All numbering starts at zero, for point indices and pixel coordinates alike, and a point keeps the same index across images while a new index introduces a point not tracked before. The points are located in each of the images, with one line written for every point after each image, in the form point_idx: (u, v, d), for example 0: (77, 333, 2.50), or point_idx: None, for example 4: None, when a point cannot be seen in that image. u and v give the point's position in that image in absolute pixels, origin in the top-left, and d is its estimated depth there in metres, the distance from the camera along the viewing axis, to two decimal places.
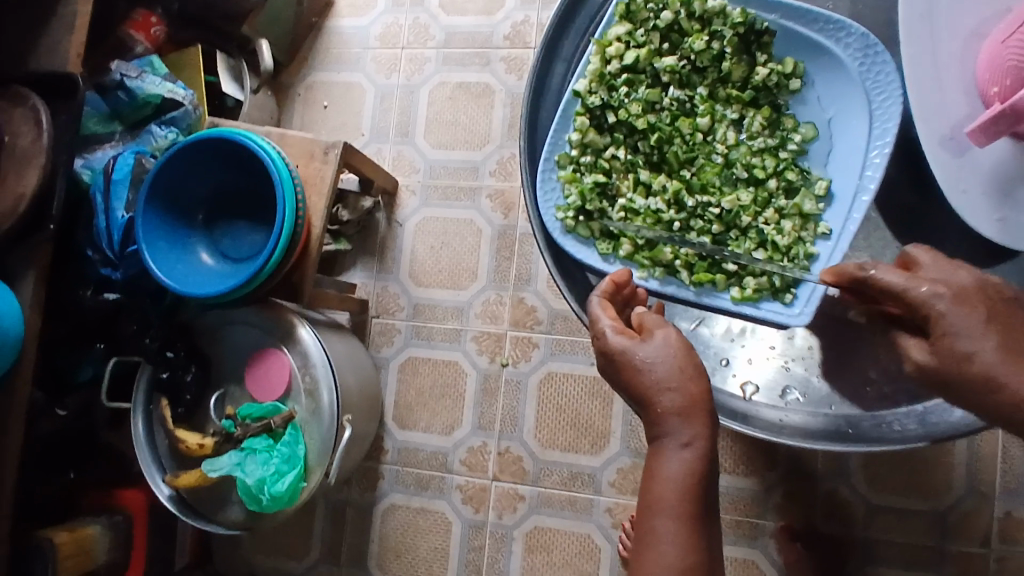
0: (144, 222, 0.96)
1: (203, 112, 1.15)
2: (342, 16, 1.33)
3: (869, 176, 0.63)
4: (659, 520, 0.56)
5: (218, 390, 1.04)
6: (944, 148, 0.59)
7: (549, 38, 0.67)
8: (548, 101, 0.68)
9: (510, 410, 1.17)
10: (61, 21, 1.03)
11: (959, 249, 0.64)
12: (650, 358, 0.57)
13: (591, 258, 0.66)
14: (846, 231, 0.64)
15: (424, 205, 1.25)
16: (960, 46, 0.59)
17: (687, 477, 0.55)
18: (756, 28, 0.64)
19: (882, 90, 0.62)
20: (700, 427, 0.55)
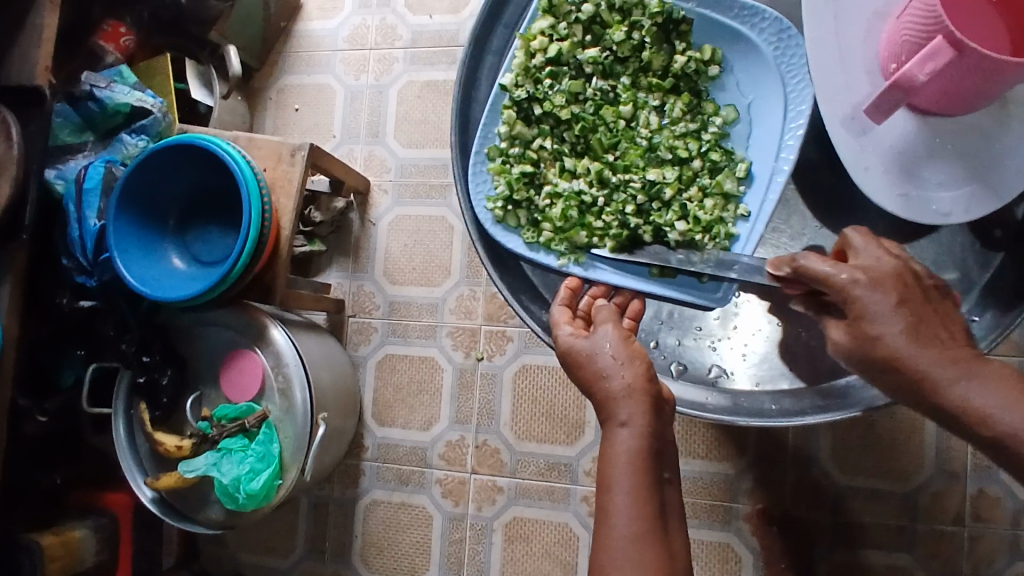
0: (115, 228, 0.98)
1: (174, 119, 1.15)
2: (311, 19, 1.34)
3: (785, 157, 0.65)
4: (614, 496, 0.56)
5: (194, 391, 1.06)
6: (847, 127, 0.61)
7: (476, 34, 0.69)
8: (479, 95, 0.70)
9: (486, 404, 1.19)
10: (29, 33, 1.04)
11: (891, 229, 0.66)
12: (597, 346, 0.61)
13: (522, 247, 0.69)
14: (764, 213, 0.65)
15: (396, 203, 1.26)
16: (864, 27, 0.60)
17: (637, 452, 0.56)
18: (674, 18, 0.66)
19: (796, 73, 0.64)
20: (638, 404, 0.57)
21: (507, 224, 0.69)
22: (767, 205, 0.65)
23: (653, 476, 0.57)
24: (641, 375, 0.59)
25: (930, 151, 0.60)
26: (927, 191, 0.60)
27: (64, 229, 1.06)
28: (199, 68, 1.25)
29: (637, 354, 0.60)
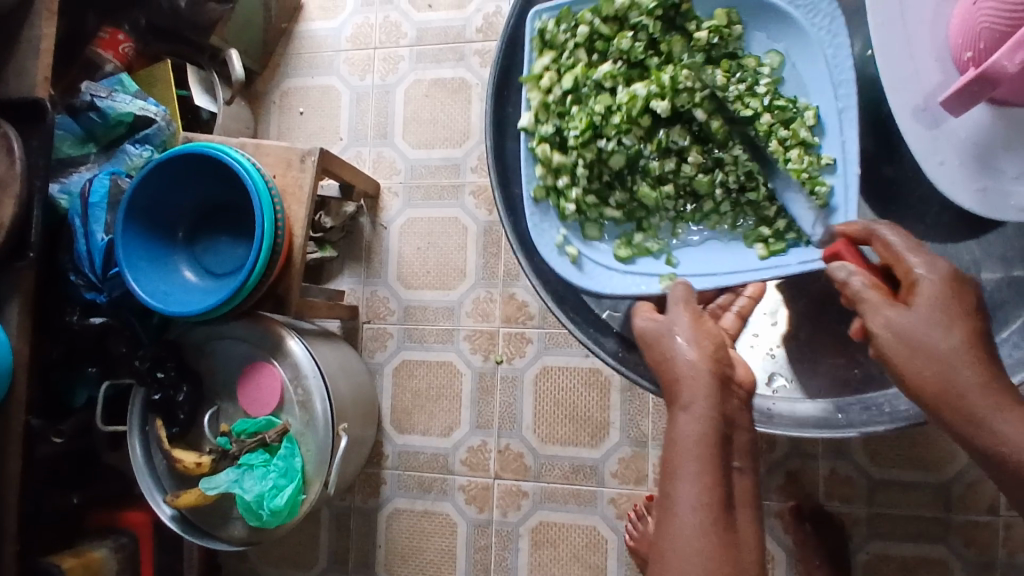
0: (123, 242, 0.95)
1: (177, 127, 1.13)
2: (313, 19, 1.31)
3: (849, 117, 0.61)
4: (677, 478, 0.54)
5: (212, 406, 1.04)
6: (917, 120, 0.58)
7: (489, 93, 0.70)
8: (509, 136, 0.70)
9: (507, 407, 1.17)
10: (27, 44, 1.01)
11: (938, 224, 0.64)
12: (666, 328, 0.59)
13: (611, 276, 0.67)
14: (850, 158, 0.61)
15: (408, 205, 1.23)
16: (931, 13, 0.57)
17: (703, 434, 0.54)
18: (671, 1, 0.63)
19: (821, 14, 0.61)
20: (703, 388, 0.55)
21: (585, 259, 0.67)
22: (852, 163, 0.61)
23: (719, 460, 0.54)
24: (707, 357, 0.57)
25: (1010, 139, 0.57)
26: (1004, 184, 0.57)
27: (70, 245, 1.03)
28: (201, 73, 1.22)
29: (704, 334, 0.58)
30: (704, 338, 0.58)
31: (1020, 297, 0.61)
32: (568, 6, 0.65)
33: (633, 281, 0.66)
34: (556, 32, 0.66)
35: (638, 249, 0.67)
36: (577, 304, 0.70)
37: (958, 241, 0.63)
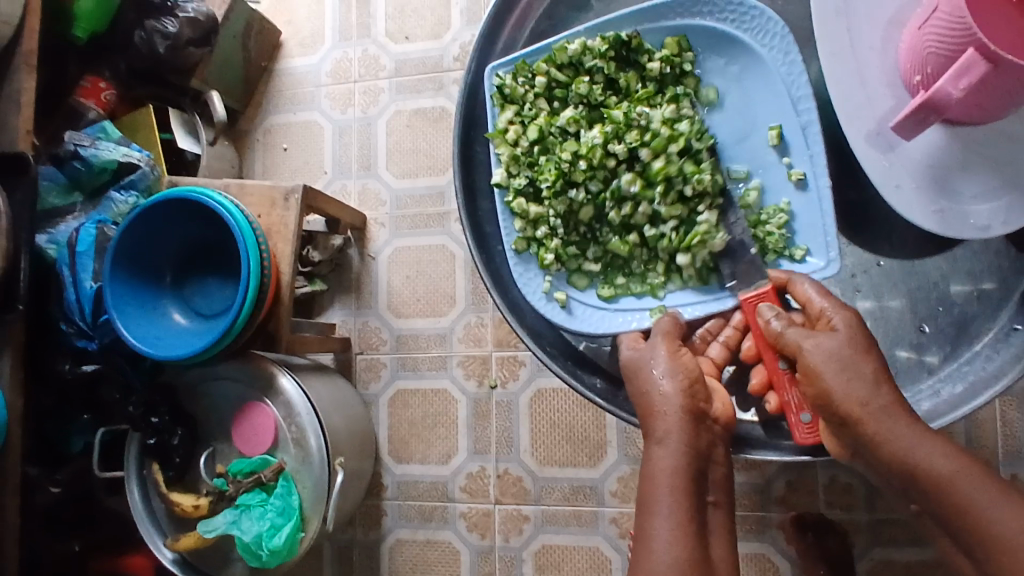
0: (112, 288, 0.96)
1: (161, 172, 1.13)
2: (292, 56, 1.33)
3: (813, 134, 0.61)
4: (654, 514, 0.54)
5: (207, 448, 1.04)
6: (872, 144, 0.59)
7: (460, 150, 0.70)
8: (483, 192, 0.71)
9: (504, 432, 1.16)
10: (8, 99, 1.02)
11: (913, 236, 0.64)
12: (645, 357, 0.60)
13: (601, 316, 0.68)
14: (819, 169, 0.61)
15: (395, 235, 1.24)
16: (881, 37, 0.58)
17: (678, 469, 0.55)
18: (623, 40, 0.64)
19: (769, 33, 0.61)
20: (677, 421, 0.56)
21: (575, 302, 0.68)
22: (822, 178, 0.61)
23: (693, 494, 0.55)
24: (685, 389, 0.57)
25: (964, 159, 0.58)
26: (962, 204, 0.58)
27: (60, 294, 1.04)
28: (183, 116, 1.23)
29: (682, 365, 0.58)
30: (682, 367, 0.58)
31: (992, 309, 0.62)
32: (524, 58, 0.65)
33: (623, 319, 0.67)
34: (515, 84, 0.66)
35: (625, 286, 0.68)
36: (562, 343, 0.70)
37: (927, 255, 0.64)
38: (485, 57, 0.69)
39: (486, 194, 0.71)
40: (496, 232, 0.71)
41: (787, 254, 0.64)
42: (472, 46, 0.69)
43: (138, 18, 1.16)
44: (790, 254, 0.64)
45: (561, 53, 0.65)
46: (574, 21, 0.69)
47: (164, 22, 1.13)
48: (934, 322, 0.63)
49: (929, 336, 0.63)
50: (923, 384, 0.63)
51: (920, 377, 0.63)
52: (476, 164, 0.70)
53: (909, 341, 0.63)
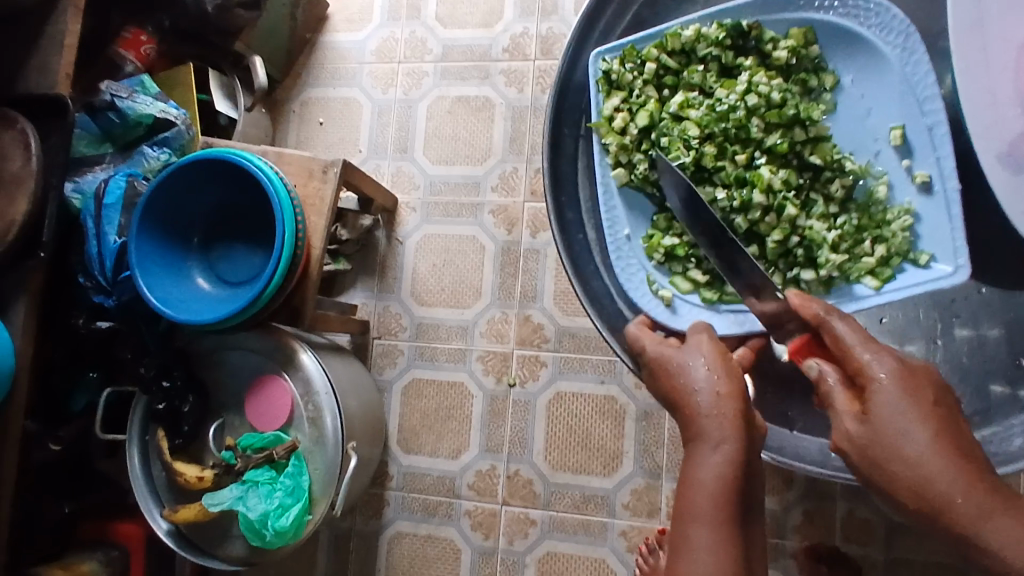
0: (138, 247, 0.93)
1: (196, 132, 1.10)
2: (338, 31, 1.30)
3: (941, 134, 0.59)
4: (690, 525, 0.52)
5: (217, 419, 1.01)
6: (1002, 165, 0.57)
7: (550, 137, 0.69)
8: (567, 181, 0.69)
9: (518, 432, 1.14)
10: (51, 40, 0.99)
11: (1005, 266, 0.62)
12: (681, 361, 0.57)
13: (704, 312, 0.66)
14: (946, 172, 0.59)
15: (425, 221, 1.22)
16: (1017, 57, 0.56)
17: (720, 488, 0.52)
18: (741, 27, 0.63)
19: (890, 28, 0.60)
20: (731, 428, 0.53)
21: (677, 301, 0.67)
22: (950, 180, 0.59)
23: (736, 511, 0.52)
24: (729, 402, 0.54)
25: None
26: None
27: (81, 246, 1.00)
28: (223, 79, 1.21)
29: (722, 377, 0.55)
30: (722, 379, 0.55)
31: None
32: (633, 45, 0.65)
33: (731, 320, 0.65)
34: (623, 71, 0.66)
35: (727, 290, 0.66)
36: None
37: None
38: (582, 47, 0.68)
39: (573, 182, 0.70)
40: (578, 220, 0.70)
41: (910, 258, 0.61)
42: (570, 33, 0.68)
43: None
44: (912, 258, 0.61)
45: (672, 39, 0.64)
46: (674, 13, 0.68)
47: None
48: None
49: None
50: (1013, 419, 0.60)
51: (1011, 412, 0.60)
52: (564, 148, 0.69)
53: (997, 376, 0.61)
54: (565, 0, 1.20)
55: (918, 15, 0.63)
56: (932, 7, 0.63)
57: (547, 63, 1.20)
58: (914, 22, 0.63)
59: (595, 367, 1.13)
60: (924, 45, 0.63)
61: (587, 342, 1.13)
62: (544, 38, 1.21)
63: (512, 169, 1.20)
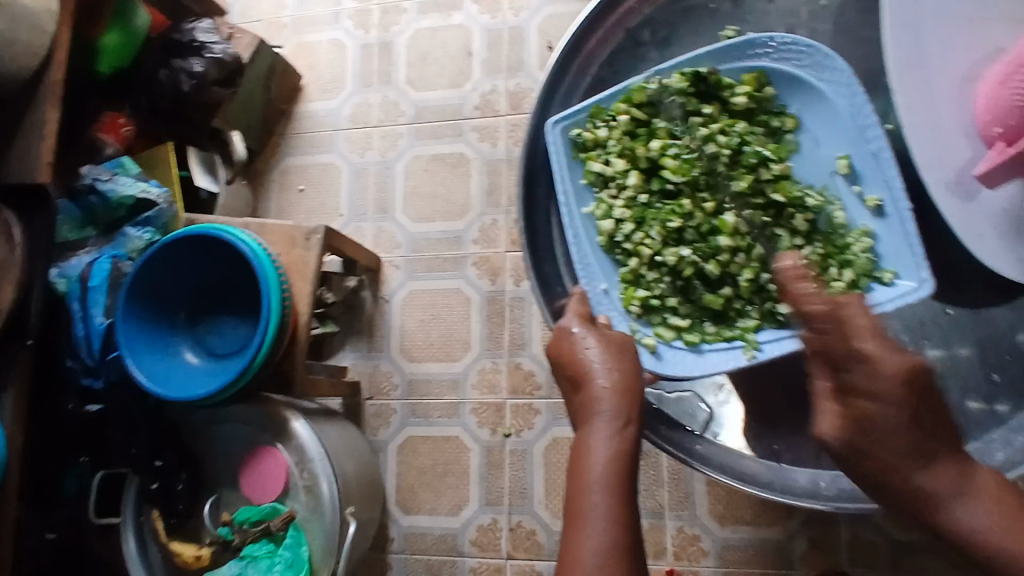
0: (124, 327, 0.94)
1: (178, 210, 1.11)
2: (313, 100, 1.34)
3: (886, 159, 0.62)
4: (586, 493, 0.56)
5: (212, 495, 0.99)
6: (955, 193, 0.60)
7: (524, 200, 0.71)
8: (546, 238, 0.71)
9: (517, 482, 1.13)
10: (29, 130, 0.99)
11: (971, 285, 0.64)
12: (580, 342, 0.62)
13: (687, 356, 0.66)
14: (896, 196, 0.62)
15: (409, 278, 1.23)
16: (956, 91, 0.61)
17: (613, 460, 0.57)
18: (700, 75, 0.66)
19: (829, 67, 0.63)
20: (630, 408, 0.59)
21: (662, 347, 0.67)
22: (901, 200, 0.62)
23: (628, 481, 0.57)
24: (623, 386, 0.59)
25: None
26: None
27: (68, 329, 1.00)
28: (202, 154, 1.24)
29: (615, 361, 0.61)
30: (618, 365, 0.60)
31: None
32: (599, 103, 0.68)
33: (719, 358, 0.65)
34: (593, 129, 0.69)
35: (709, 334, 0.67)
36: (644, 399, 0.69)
37: (993, 306, 0.64)
38: (546, 111, 0.71)
39: (549, 237, 0.71)
40: (556, 274, 0.71)
41: (875, 277, 0.63)
42: (534, 102, 0.71)
43: (162, 56, 1.15)
44: (878, 276, 0.63)
45: (637, 94, 0.67)
46: (633, 70, 0.71)
47: (191, 62, 1.14)
48: (1001, 371, 0.63)
49: (999, 385, 0.62)
50: (993, 434, 0.62)
51: (990, 428, 0.62)
52: (537, 208, 0.71)
53: (973, 394, 0.63)
54: (529, 57, 1.25)
55: (859, 57, 0.67)
56: (873, 48, 0.67)
57: (517, 117, 1.24)
58: (856, 65, 0.67)
59: None
60: (867, 83, 0.67)
61: None
62: (512, 93, 1.25)
63: (492, 220, 1.22)
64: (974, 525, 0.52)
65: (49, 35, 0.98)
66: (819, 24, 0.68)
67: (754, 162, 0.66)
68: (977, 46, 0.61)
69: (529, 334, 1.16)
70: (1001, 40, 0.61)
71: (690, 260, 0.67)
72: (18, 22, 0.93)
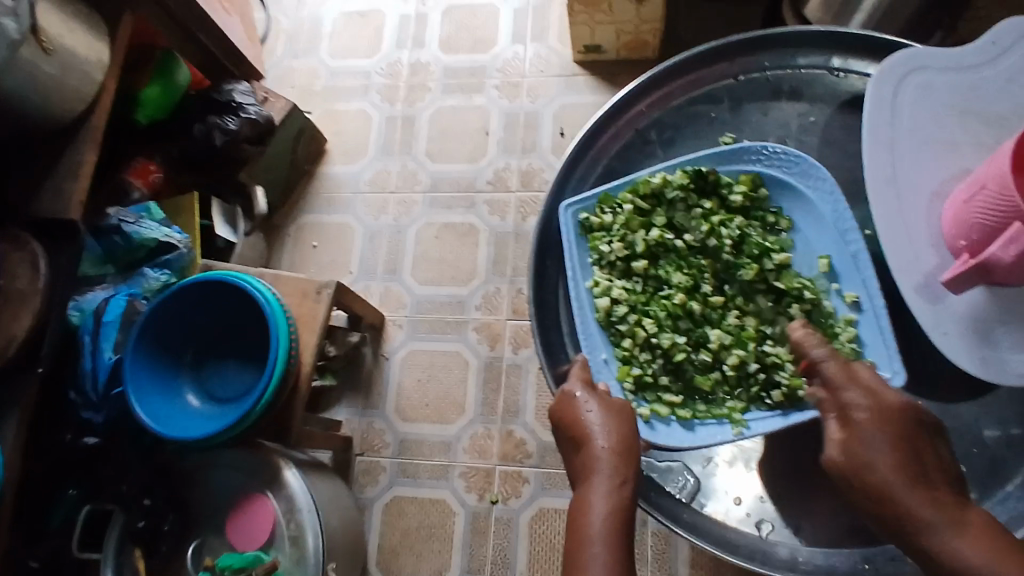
0: (132, 364, 0.96)
1: (196, 255, 1.17)
2: (334, 163, 1.42)
3: (863, 260, 0.68)
4: (584, 547, 0.59)
5: (196, 539, 0.99)
6: (921, 295, 0.66)
7: (535, 273, 0.76)
8: (553, 310, 0.76)
9: (501, 551, 1.12)
10: (68, 169, 1.05)
11: (946, 382, 0.68)
12: (581, 404, 0.66)
13: (676, 433, 0.69)
14: (873, 294, 0.67)
15: (411, 338, 1.27)
16: (925, 204, 0.67)
17: (610, 516, 0.60)
18: (701, 172, 0.73)
19: (815, 176, 0.70)
20: (628, 467, 0.62)
21: (655, 421, 0.70)
22: (876, 298, 0.67)
23: (625, 536, 0.59)
24: (621, 446, 0.63)
25: (1004, 315, 0.65)
26: (1003, 357, 0.64)
27: (74, 362, 1.02)
28: (225, 206, 1.29)
29: (614, 424, 0.64)
30: (617, 427, 0.64)
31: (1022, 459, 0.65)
32: (607, 192, 0.74)
33: (709, 431, 0.68)
34: (600, 215, 0.74)
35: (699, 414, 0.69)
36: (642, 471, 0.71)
37: (963, 402, 0.68)
38: (560, 195, 0.78)
39: (555, 308, 0.76)
40: (561, 342, 0.75)
41: None
42: (549, 185, 0.78)
43: (201, 111, 1.23)
44: None
45: (643, 185, 0.73)
46: (639, 163, 0.78)
47: (226, 119, 1.21)
48: (972, 465, 0.66)
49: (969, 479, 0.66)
50: None
51: None
52: (546, 281, 0.76)
53: None
54: (542, 140, 1.34)
55: (842, 168, 0.74)
56: (856, 160, 0.74)
57: (527, 194, 1.31)
58: (841, 174, 0.74)
59: None
60: (850, 192, 0.74)
61: None
62: (524, 172, 1.33)
63: (496, 289, 1.27)
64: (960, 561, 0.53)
65: (97, 83, 1.05)
66: (808, 136, 0.75)
67: (757, 253, 0.72)
68: (946, 166, 0.68)
69: (523, 402, 1.18)
70: (968, 162, 0.68)
71: (683, 345, 0.71)
72: (72, 68, 0.99)
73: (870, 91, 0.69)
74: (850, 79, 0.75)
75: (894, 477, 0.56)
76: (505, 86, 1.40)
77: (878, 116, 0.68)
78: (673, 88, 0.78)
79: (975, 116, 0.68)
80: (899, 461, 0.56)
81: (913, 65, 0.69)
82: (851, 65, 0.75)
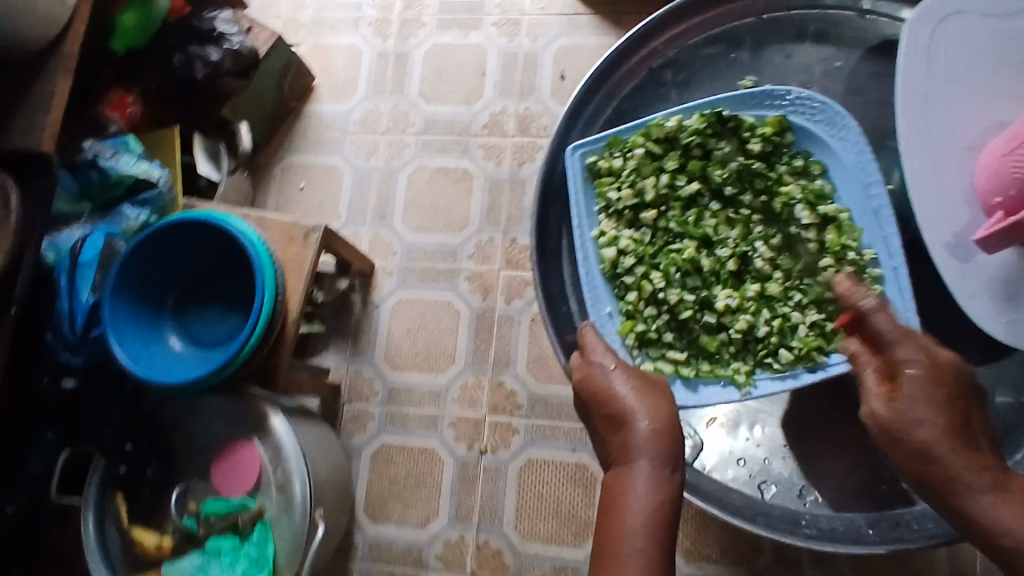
0: (110, 303, 0.92)
1: (177, 193, 1.12)
2: (323, 101, 1.36)
3: (886, 216, 0.65)
4: (624, 529, 0.57)
5: (180, 485, 0.97)
6: (951, 253, 0.63)
7: (538, 220, 0.73)
8: (556, 260, 0.73)
9: (490, 501, 1.13)
10: (39, 98, 0.98)
11: (955, 344, 0.67)
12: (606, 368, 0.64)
13: (679, 391, 0.67)
14: (893, 250, 0.65)
15: (402, 286, 1.24)
16: (958, 159, 0.64)
17: (652, 480, 0.59)
18: (719, 118, 0.69)
19: (838, 124, 0.67)
20: (665, 430, 0.60)
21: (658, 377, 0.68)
22: (897, 256, 0.65)
23: (669, 520, 0.58)
24: (654, 409, 0.61)
25: None
26: None
27: (51, 304, 0.98)
28: (207, 142, 1.23)
29: (656, 405, 0.62)
30: (647, 390, 0.62)
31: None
32: (617, 135, 0.71)
33: (716, 391, 0.67)
34: (609, 159, 0.71)
35: (703, 372, 0.68)
36: None
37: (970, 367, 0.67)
38: (566, 139, 0.74)
39: (556, 257, 0.73)
40: (563, 294, 0.73)
41: None
42: (555, 127, 0.73)
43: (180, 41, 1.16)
44: None
45: (656, 128, 0.70)
46: (651, 107, 0.74)
47: (208, 50, 1.15)
48: None
49: None
50: None
51: None
52: (549, 230, 0.73)
53: None
54: (542, 83, 1.28)
55: (866, 118, 0.71)
56: (880, 110, 0.70)
57: (525, 140, 1.26)
58: (864, 126, 0.70)
59: (566, 434, 1.13)
60: (874, 144, 0.70)
61: (558, 409, 1.14)
62: (521, 117, 1.28)
63: (489, 238, 1.24)
64: (994, 518, 0.55)
65: (71, 6, 0.97)
66: (832, 83, 0.71)
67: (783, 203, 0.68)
68: (979, 119, 0.64)
69: (515, 352, 1.17)
70: (1003, 115, 0.64)
71: (690, 299, 0.69)
72: None
73: (902, 37, 0.65)
74: (879, 23, 0.71)
75: (937, 438, 0.57)
76: (503, 24, 1.33)
77: (912, 64, 0.65)
78: (691, 25, 0.73)
79: (1009, 66, 0.64)
80: (945, 422, 0.57)
81: (949, 11, 0.65)
82: (881, 8, 0.71)
